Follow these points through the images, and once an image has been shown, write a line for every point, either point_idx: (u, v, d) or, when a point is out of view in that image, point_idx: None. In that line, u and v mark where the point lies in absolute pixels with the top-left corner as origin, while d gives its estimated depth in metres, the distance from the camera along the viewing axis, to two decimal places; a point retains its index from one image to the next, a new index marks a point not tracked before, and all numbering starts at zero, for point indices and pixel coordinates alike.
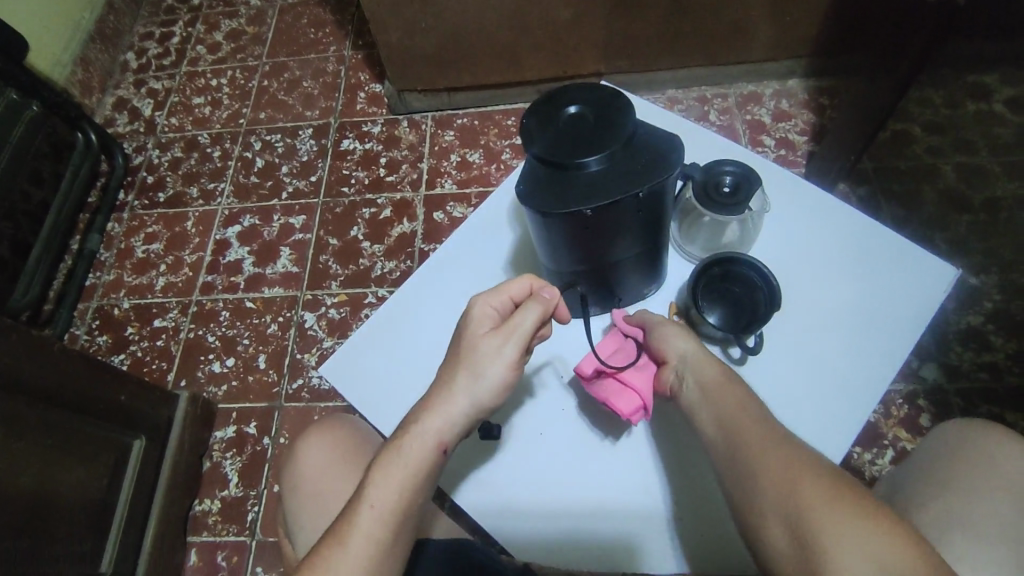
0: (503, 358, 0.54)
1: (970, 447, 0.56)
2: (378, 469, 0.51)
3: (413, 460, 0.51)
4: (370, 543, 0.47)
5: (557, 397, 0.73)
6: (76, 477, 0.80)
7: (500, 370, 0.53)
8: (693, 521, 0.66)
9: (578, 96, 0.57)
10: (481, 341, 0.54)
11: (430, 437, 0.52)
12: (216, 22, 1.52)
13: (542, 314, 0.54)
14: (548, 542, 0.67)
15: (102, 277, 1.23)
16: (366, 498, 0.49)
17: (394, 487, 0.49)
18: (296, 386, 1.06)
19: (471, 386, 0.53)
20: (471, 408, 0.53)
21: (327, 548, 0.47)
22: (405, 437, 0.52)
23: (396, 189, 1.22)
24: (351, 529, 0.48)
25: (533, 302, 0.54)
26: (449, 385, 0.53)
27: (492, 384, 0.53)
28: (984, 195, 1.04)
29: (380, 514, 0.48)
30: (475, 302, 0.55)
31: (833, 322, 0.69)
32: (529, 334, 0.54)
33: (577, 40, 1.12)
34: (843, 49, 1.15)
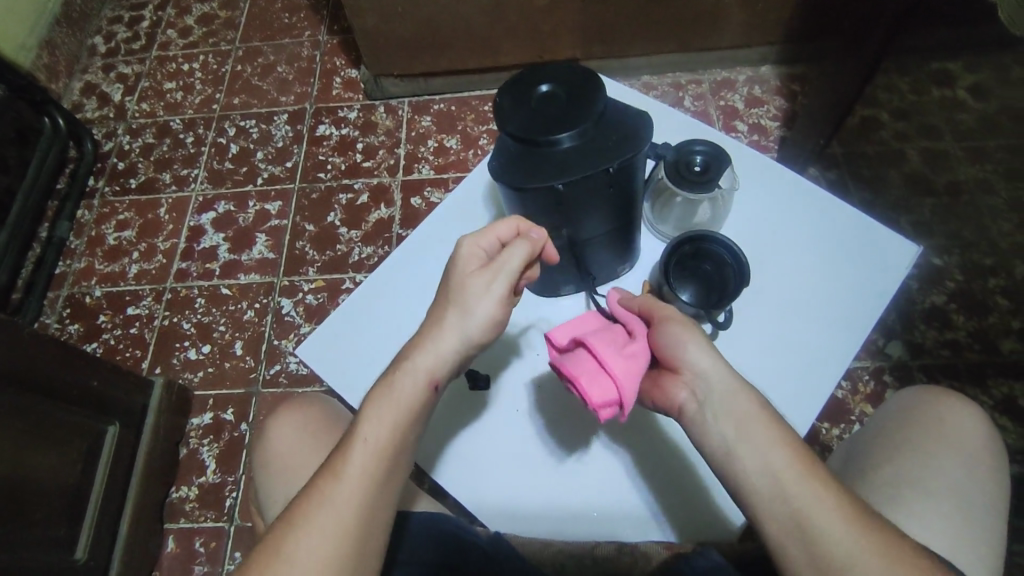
0: (493, 295, 0.51)
1: (926, 415, 0.59)
2: (370, 405, 0.49)
3: (405, 395, 0.49)
4: (366, 475, 0.46)
5: (534, 360, 0.72)
6: (49, 463, 0.79)
7: (489, 308, 0.51)
8: (676, 483, 0.65)
9: (550, 74, 0.58)
10: (470, 278, 0.51)
11: (421, 372, 0.50)
12: (187, 6, 1.50)
13: (531, 253, 0.52)
14: (515, 506, 0.66)
15: (72, 264, 1.20)
16: (359, 433, 0.48)
17: (388, 422, 0.48)
18: (273, 371, 1.05)
19: (461, 323, 0.51)
20: (461, 345, 0.51)
21: (321, 481, 0.46)
22: (396, 374, 0.50)
23: (373, 174, 1.22)
24: (346, 463, 0.47)
25: (522, 241, 0.52)
26: (438, 323, 0.51)
27: (482, 322, 0.51)
28: (947, 179, 1.07)
29: (373, 448, 0.47)
30: (463, 241, 0.52)
31: (800, 299, 0.71)
32: (517, 275, 0.52)
33: (553, 25, 1.13)
34: (813, 37, 1.17)
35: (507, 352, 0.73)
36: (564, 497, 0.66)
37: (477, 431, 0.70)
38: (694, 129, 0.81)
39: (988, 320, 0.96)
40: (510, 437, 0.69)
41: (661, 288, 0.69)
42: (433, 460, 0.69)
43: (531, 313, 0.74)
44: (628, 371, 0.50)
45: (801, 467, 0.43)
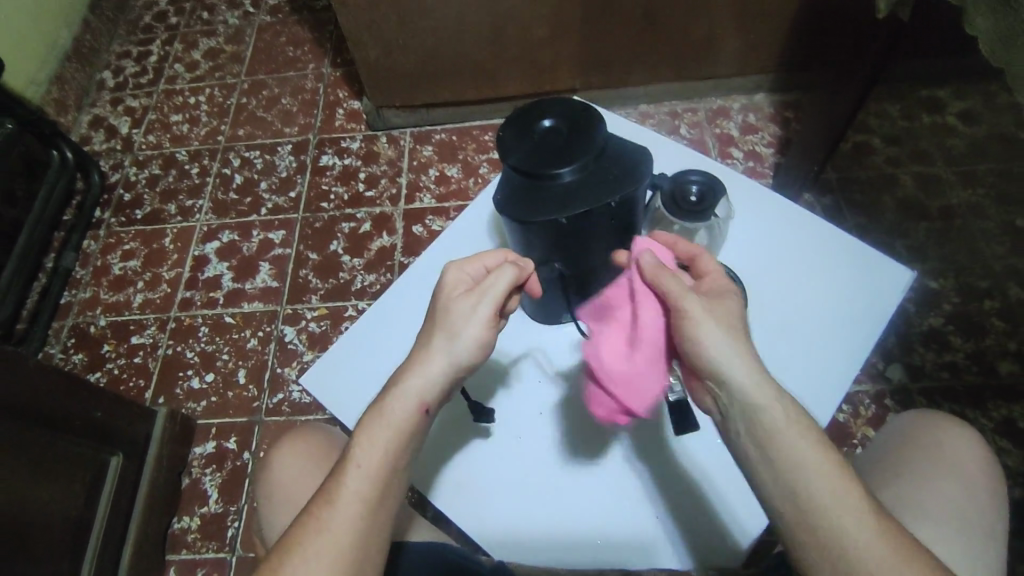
0: (478, 318, 0.52)
1: (923, 440, 0.59)
2: (361, 429, 0.49)
3: (396, 420, 0.49)
4: (362, 499, 0.47)
5: (528, 388, 0.75)
6: (52, 494, 0.79)
7: (476, 329, 0.51)
8: (679, 509, 0.66)
9: (552, 110, 0.60)
10: (456, 302, 0.52)
11: (411, 396, 0.50)
12: (193, 41, 1.54)
13: (517, 277, 0.53)
14: (511, 529, 0.67)
15: (77, 294, 1.22)
16: (352, 458, 0.48)
17: (380, 447, 0.48)
18: (276, 400, 1.06)
19: (447, 347, 0.51)
20: (449, 368, 0.51)
21: (316, 508, 0.47)
22: (386, 399, 0.50)
23: (375, 203, 1.24)
24: (340, 490, 0.47)
25: (508, 266, 0.53)
26: (426, 347, 0.51)
27: (469, 345, 0.51)
28: (940, 203, 1.09)
29: (367, 473, 0.47)
30: (448, 267, 0.54)
31: (797, 325, 0.72)
32: (503, 297, 0.53)
33: (551, 57, 1.16)
34: (804, 66, 1.21)
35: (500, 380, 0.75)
36: (567, 523, 0.67)
37: (473, 458, 0.71)
38: (690, 159, 0.83)
39: (985, 342, 0.97)
40: (507, 464, 0.70)
41: None
42: (431, 486, 0.70)
43: (528, 341, 0.77)
44: (638, 376, 0.54)
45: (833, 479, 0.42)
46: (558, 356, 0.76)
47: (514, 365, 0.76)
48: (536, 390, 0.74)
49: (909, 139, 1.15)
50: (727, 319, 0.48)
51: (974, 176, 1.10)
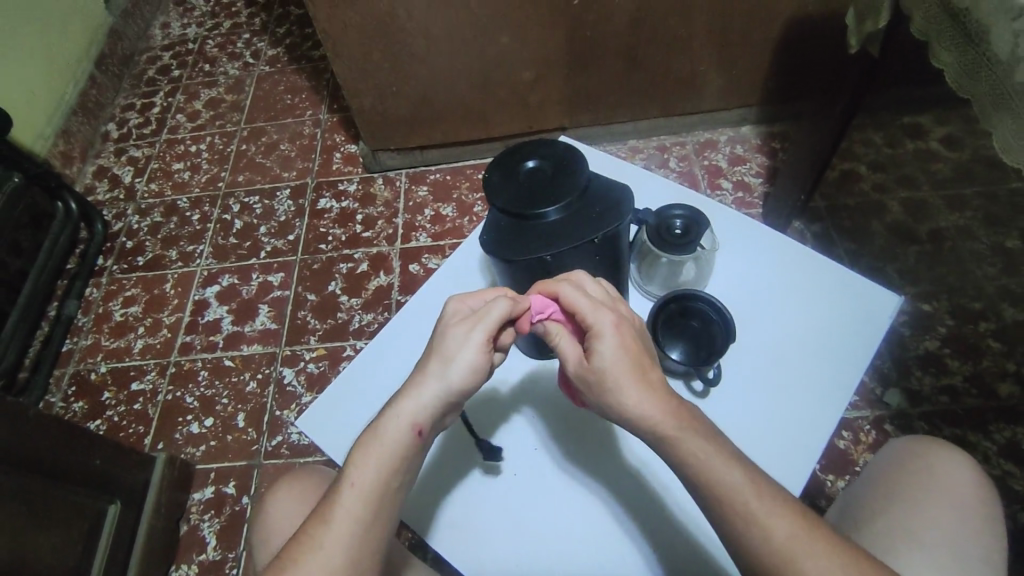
0: (472, 343, 0.53)
1: (914, 464, 0.59)
2: (358, 451, 0.51)
3: (388, 442, 0.50)
4: (355, 521, 0.47)
5: (528, 421, 0.73)
6: (50, 545, 0.78)
7: (469, 355, 0.52)
8: (678, 553, 0.62)
9: (536, 151, 0.62)
10: (451, 328, 0.54)
11: (404, 418, 0.51)
12: (195, 92, 1.59)
13: (513, 308, 0.54)
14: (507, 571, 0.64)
15: (79, 342, 1.23)
16: (346, 479, 0.49)
17: (373, 469, 0.49)
18: (274, 443, 1.06)
19: (442, 371, 0.52)
20: (443, 393, 0.52)
21: (311, 528, 0.48)
22: (383, 420, 0.51)
23: (372, 244, 1.26)
24: (334, 511, 0.48)
25: (503, 296, 0.55)
26: (422, 369, 0.53)
27: (464, 368, 0.52)
28: (928, 227, 1.11)
29: (360, 493, 0.49)
30: (449, 298, 0.56)
31: (788, 352, 0.72)
32: (498, 323, 0.54)
33: (540, 98, 1.20)
34: (787, 99, 1.24)
35: (499, 412, 0.74)
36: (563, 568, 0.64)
37: (469, 493, 0.69)
38: (676, 192, 0.84)
39: (982, 364, 0.97)
40: (503, 502, 0.68)
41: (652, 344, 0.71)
42: (427, 524, 0.67)
43: (526, 371, 0.76)
44: None
45: (760, 500, 0.46)
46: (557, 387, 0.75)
47: (512, 397, 0.75)
48: (535, 422, 0.73)
49: (893, 166, 1.18)
50: (613, 363, 0.51)
51: (960, 200, 1.12)
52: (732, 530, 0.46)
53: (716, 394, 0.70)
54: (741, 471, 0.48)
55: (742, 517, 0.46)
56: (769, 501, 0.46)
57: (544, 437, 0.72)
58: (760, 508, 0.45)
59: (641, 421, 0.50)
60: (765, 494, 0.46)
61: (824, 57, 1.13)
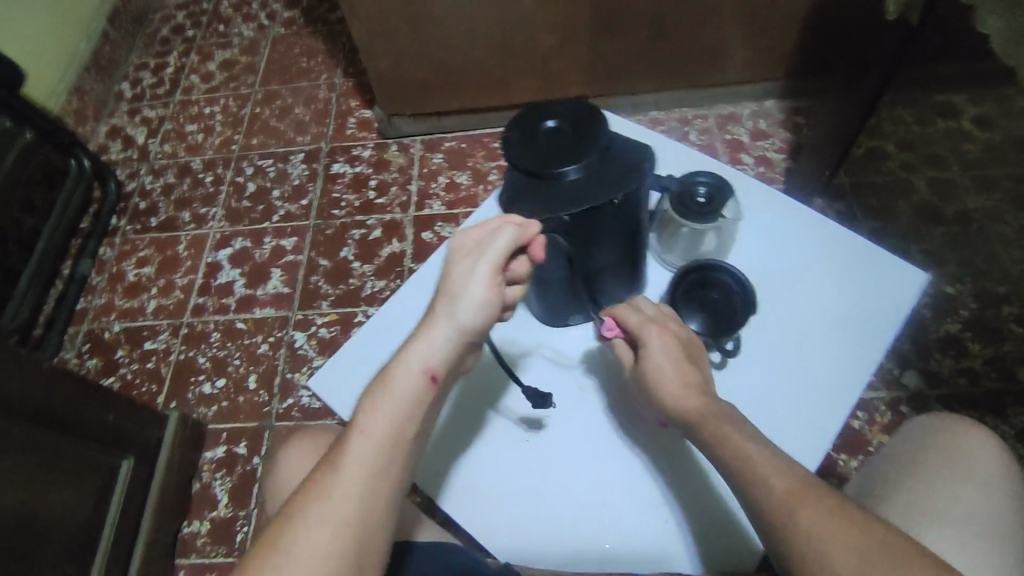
0: (478, 278, 0.51)
1: (937, 440, 0.59)
2: (368, 400, 0.50)
3: (401, 388, 0.50)
4: (366, 464, 0.47)
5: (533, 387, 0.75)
6: (64, 497, 0.80)
7: (476, 290, 0.51)
8: (691, 508, 0.66)
9: (556, 110, 0.60)
10: (456, 267, 0.53)
11: (416, 362, 0.50)
12: (209, 53, 1.57)
13: (518, 235, 0.53)
14: (520, 534, 0.67)
15: (93, 300, 1.23)
16: (356, 426, 0.49)
17: (384, 413, 0.49)
18: (285, 405, 1.06)
19: (450, 312, 0.51)
20: (455, 334, 0.51)
21: (319, 476, 0.47)
22: (392, 369, 0.51)
23: (386, 211, 1.24)
24: (344, 456, 0.47)
25: (508, 224, 0.53)
26: (430, 315, 0.52)
27: (473, 306, 0.51)
28: (955, 208, 1.08)
29: (370, 438, 0.48)
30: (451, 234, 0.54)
31: (808, 328, 0.71)
32: (504, 254, 0.52)
33: (560, 66, 1.17)
34: (814, 73, 1.20)
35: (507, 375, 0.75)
36: (582, 526, 0.67)
37: (482, 459, 0.71)
38: (699, 161, 0.83)
39: (1004, 348, 0.95)
40: (517, 467, 0.70)
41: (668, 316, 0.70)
42: (439, 487, 0.69)
43: (533, 335, 0.78)
44: None
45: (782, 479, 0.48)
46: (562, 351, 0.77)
47: (518, 357, 0.76)
48: (544, 386, 0.75)
49: (922, 144, 1.14)
50: (657, 363, 0.59)
51: (990, 181, 1.09)
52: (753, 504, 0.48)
53: (733, 366, 0.70)
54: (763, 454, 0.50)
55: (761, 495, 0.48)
56: (793, 481, 0.48)
57: (554, 402, 0.74)
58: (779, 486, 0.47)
59: (677, 403, 0.57)
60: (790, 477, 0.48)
61: (857, 30, 1.10)
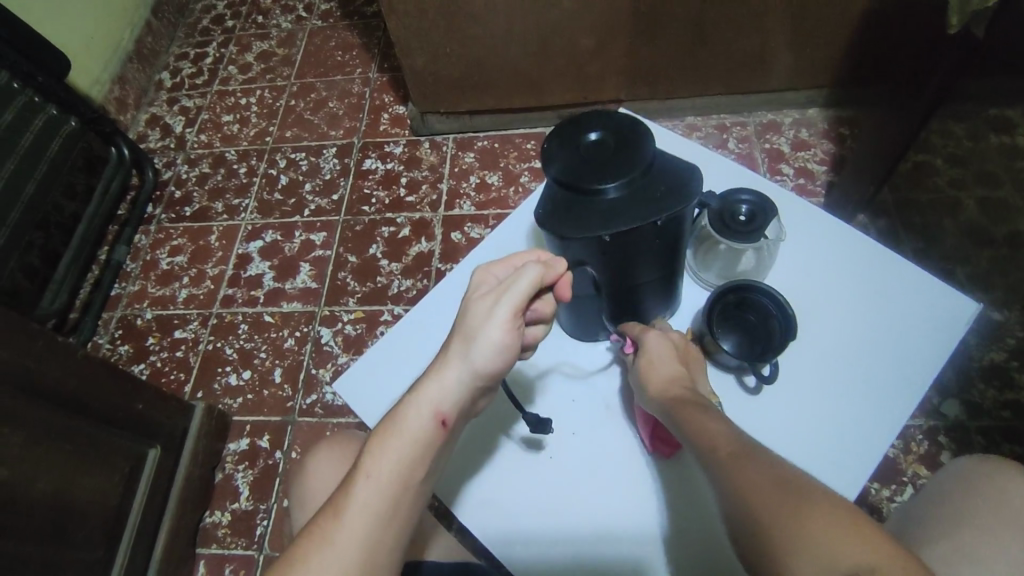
0: (497, 319, 0.51)
1: (986, 489, 0.57)
2: (376, 440, 0.50)
3: (411, 429, 0.49)
4: (371, 510, 0.46)
5: (553, 406, 0.77)
6: (94, 484, 0.81)
7: (494, 332, 0.50)
8: (697, 532, 0.68)
9: (599, 122, 0.58)
10: (475, 304, 0.52)
11: (428, 404, 0.50)
12: (248, 44, 1.58)
13: (543, 274, 0.52)
14: (531, 547, 0.69)
15: (127, 287, 1.26)
16: (362, 469, 0.48)
17: (391, 457, 0.48)
18: (309, 401, 1.07)
19: (464, 352, 0.51)
20: (468, 375, 0.51)
21: (323, 520, 0.46)
22: (403, 407, 0.51)
23: (415, 209, 1.24)
24: (347, 501, 0.46)
25: (533, 264, 0.52)
26: (444, 353, 0.52)
27: (488, 347, 0.50)
28: (1007, 230, 1.03)
29: (377, 483, 0.47)
30: (475, 268, 0.54)
31: (850, 351, 0.70)
32: (525, 296, 0.52)
33: (598, 68, 1.15)
34: (863, 81, 1.16)
35: (525, 395, 0.78)
36: (590, 544, 0.69)
37: (493, 476, 0.74)
38: (739, 177, 0.81)
39: None
40: (527, 486, 0.73)
41: (702, 337, 0.68)
42: (457, 498, 0.73)
43: (554, 351, 0.80)
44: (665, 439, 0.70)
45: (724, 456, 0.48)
46: (581, 373, 0.79)
47: (539, 377, 0.79)
48: (564, 404, 0.77)
49: None
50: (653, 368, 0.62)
51: None
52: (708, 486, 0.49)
53: (767, 392, 0.68)
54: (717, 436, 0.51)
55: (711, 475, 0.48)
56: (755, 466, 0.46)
57: (570, 423, 0.76)
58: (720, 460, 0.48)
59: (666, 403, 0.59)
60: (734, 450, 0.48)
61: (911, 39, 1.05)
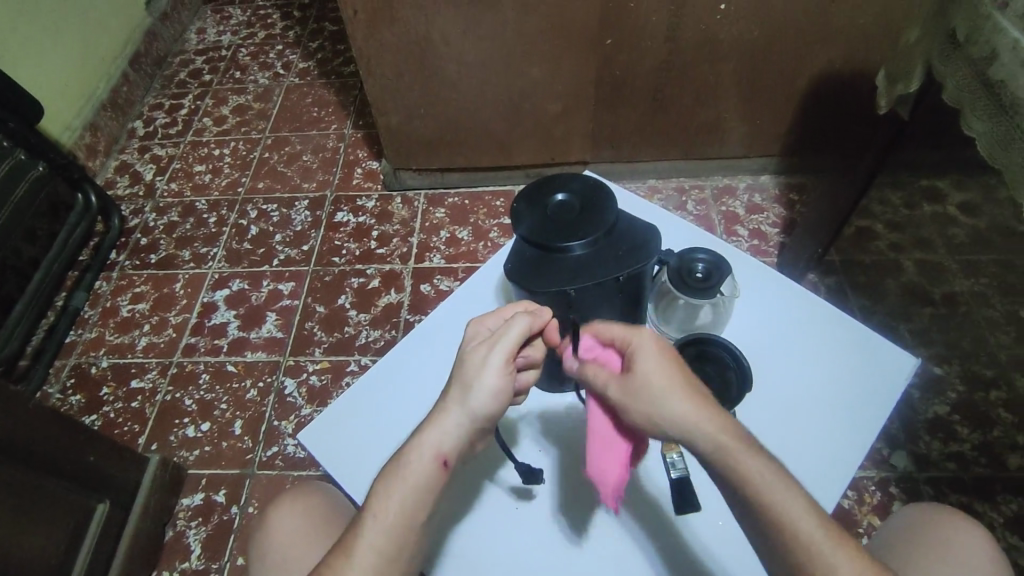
0: (491, 366, 0.54)
1: (933, 534, 0.60)
2: (382, 482, 0.53)
3: (415, 473, 0.52)
4: (376, 551, 0.50)
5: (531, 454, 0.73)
6: (36, 540, 0.77)
7: (488, 378, 0.53)
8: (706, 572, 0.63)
9: (566, 185, 0.63)
10: (471, 353, 0.55)
11: (429, 447, 0.53)
12: (224, 98, 1.61)
13: (530, 324, 0.55)
14: None
15: (83, 334, 1.22)
16: (370, 512, 0.51)
17: (396, 499, 0.51)
18: (270, 453, 1.04)
19: (462, 397, 0.53)
20: (466, 419, 0.53)
21: (333, 559, 0.50)
22: (407, 451, 0.53)
23: (385, 261, 1.26)
24: (356, 542, 0.50)
25: (521, 316, 0.56)
26: (445, 397, 0.55)
27: (484, 392, 0.53)
28: (943, 291, 1.11)
29: (382, 525, 0.50)
30: (469, 322, 0.58)
31: (803, 399, 0.73)
32: (516, 341, 0.55)
33: (565, 132, 1.21)
34: (808, 151, 1.25)
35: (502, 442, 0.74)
36: None
37: (480, 533, 0.68)
38: (698, 238, 0.86)
39: (992, 434, 0.95)
40: (522, 543, 0.67)
41: None
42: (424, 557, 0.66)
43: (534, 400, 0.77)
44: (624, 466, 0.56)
45: (829, 534, 0.45)
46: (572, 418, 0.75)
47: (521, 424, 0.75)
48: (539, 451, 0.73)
49: (910, 226, 1.18)
50: (652, 376, 0.50)
51: (976, 266, 1.12)
52: (791, 564, 0.45)
53: None
54: (803, 499, 0.46)
55: (805, 549, 0.44)
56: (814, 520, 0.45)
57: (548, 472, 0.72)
58: (827, 542, 0.44)
59: (688, 426, 0.48)
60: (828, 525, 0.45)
61: (848, 116, 1.15)
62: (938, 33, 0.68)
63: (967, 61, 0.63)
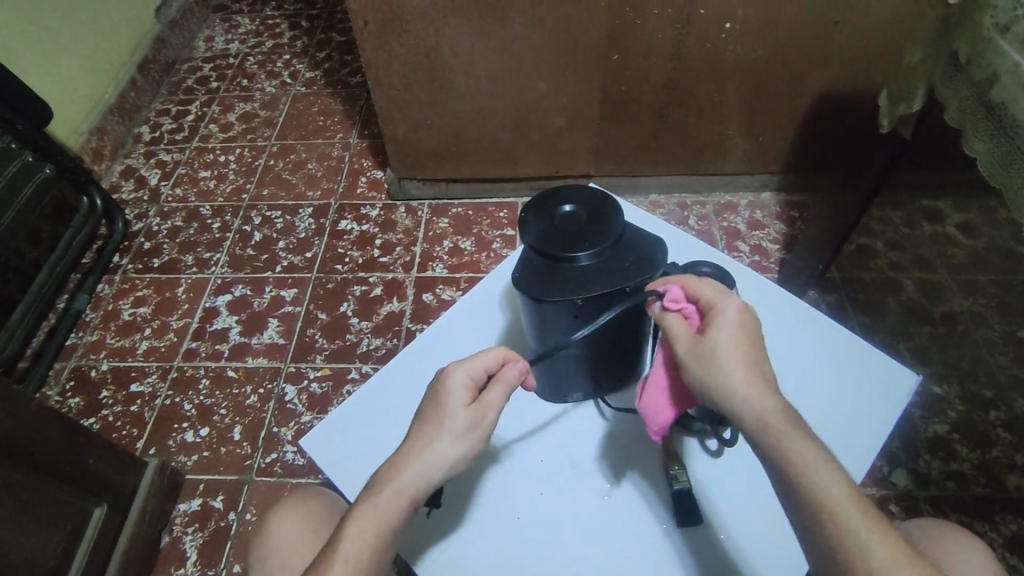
0: (480, 429, 0.56)
1: (936, 548, 0.60)
2: (356, 518, 0.51)
3: (394, 516, 0.51)
4: None
5: (542, 456, 0.73)
6: (33, 542, 0.77)
7: (478, 441, 0.55)
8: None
9: (573, 195, 0.63)
10: (461, 406, 0.56)
11: (411, 491, 0.52)
12: (230, 105, 1.63)
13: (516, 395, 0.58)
14: None
15: (83, 336, 1.22)
16: (340, 551, 0.50)
17: (370, 542, 0.50)
18: (268, 460, 1.04)
19: (450, 450, 0.54)
20: (447, 472, 0.54)
21: None
22: (384, 489, 0.52)
23: (388, 269, 1.26)
24: None
25: (510, 380, 0.58)
26: (431, 440, 0.54)
27: (471, 454, 0.55)
28: (942, 310, 1.11)
29: (352, 569, 0.49)
30: (459, 367, 0.57)
31: (806, 412, 0.73)
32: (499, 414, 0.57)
33: (569, 145, 1.23)
34: (809, 170, 1.26)
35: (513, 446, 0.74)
36: None
37: (477, 544, 0.67)
38: (702, 252, 0.86)
39: (991, 453, 0.95)
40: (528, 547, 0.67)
41: None
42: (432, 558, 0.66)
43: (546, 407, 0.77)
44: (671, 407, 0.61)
45: (867, 517, 0.44)
46: (569, 431, 0.75)
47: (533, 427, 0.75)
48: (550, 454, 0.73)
49: (910, 245, 1.19)
50: (725, 344, 0.51)
51: (975, 285, 1.13)
52: (820, 537, 0.45)
53: (729, 455, 0.71)
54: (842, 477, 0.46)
55: (844, 535, 0.44)
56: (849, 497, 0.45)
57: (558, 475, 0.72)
58: (865, 528, 0.44)
59: (741, 398, 0.49)
60: (869, 510, 0.45)
61: (849, 135, 1.17)
62: (940, 55, 0.69)
63: (970, 84, 0.65)
